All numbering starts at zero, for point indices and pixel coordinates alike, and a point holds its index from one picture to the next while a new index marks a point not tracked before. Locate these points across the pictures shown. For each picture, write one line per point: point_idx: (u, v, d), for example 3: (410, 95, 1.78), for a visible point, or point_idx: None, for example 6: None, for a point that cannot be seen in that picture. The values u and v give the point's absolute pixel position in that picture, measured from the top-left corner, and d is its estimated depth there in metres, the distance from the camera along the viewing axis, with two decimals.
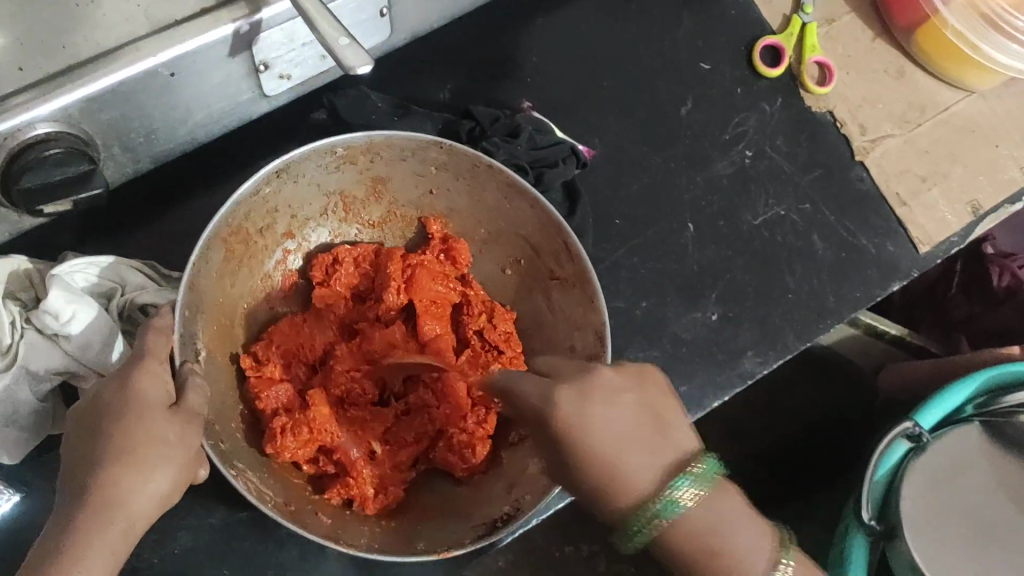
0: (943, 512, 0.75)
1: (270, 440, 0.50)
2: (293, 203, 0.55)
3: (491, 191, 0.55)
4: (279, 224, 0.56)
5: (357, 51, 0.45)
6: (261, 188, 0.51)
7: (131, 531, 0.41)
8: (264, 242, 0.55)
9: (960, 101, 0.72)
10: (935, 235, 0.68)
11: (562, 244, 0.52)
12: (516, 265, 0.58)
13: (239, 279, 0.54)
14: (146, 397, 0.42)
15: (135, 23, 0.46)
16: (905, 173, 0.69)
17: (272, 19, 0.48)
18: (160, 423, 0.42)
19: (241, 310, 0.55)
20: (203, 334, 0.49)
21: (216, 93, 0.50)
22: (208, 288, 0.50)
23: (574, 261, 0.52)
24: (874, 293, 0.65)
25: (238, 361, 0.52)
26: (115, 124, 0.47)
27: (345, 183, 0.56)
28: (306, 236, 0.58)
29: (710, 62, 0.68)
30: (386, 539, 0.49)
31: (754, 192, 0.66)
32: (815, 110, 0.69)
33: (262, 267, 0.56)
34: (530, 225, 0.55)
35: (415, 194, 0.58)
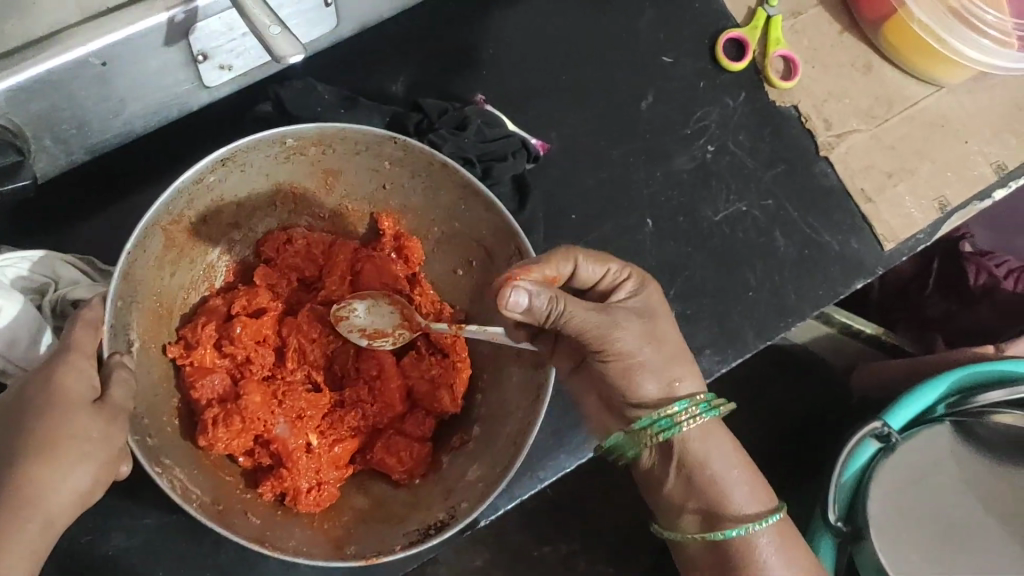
0: (909, 509, 0.74)
1: (203, 432, 0.49)
2: (241, 193, 0.53)
3: (446, 191, 0.52)
4: (226, 215, 0.54)
5: (291, 41, 0.43)
6: (205, 175, 0.49)
7: (49, 528, 0.40)
8: (209, 232, 0.54)
9: (929, 96, 0.71)
10: (901, 232, 0.67)
11: (516, 249, 0.50)
12: (473, 267, 0.56)
13: (180, 270, 0.53)
14: (69, 392, 0.42)
15: (65, 10, 0.45)
16: (871, 168, 0.68)
17: (208, 8, 0.47)
18: (83, 419, 0.42)
19: (181, 299, 0.54)
20: (136, 325, 0.48)
21: (153, 83, 0.49)
22: (144, 277, 0.49)
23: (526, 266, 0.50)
24: (836, 291, 0.64)
25: (175, 353, 0.51)
26: (45, 114, 0.46)
27: (295, 176, 0.54)
28: (252, 226, 0.57)
29: (672, 55, 0.67)
30: (317, 541, 0.48)
31: (715, 188, 0.65)
32: (779, 105, 0.68)
33: (204, 257, 0.55)
34: (485, 227, 0.52)
35: (369, 189, 0.56)
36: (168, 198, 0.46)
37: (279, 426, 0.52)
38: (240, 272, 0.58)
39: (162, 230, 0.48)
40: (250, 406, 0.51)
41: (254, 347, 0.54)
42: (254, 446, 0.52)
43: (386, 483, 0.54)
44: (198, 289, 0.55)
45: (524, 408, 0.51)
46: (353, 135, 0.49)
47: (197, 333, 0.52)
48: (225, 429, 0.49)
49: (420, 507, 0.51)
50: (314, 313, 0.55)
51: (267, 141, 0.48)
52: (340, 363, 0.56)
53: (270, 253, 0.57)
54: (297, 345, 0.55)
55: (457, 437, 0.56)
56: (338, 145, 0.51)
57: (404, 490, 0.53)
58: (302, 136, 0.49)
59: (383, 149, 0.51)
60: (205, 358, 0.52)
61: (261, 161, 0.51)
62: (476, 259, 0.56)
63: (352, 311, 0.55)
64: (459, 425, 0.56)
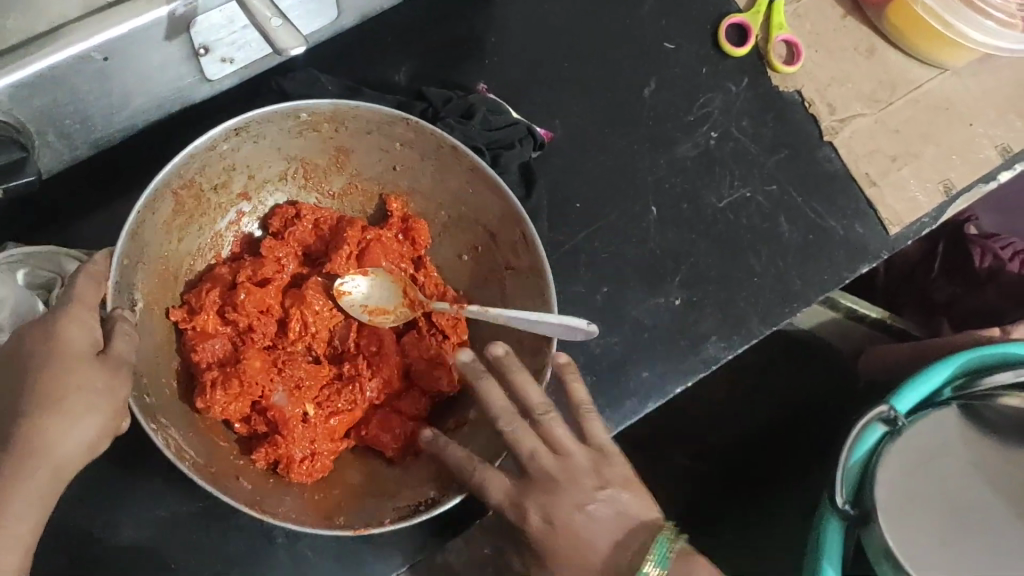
0: (917, 494, 0.74)
1: (201, 394, 0.49)
2: (252, 161, 0.53)
3: (455, 175, 0.53)
4: (234, 184, 0.54)
5: (290, 32, 0.43)
6: (216, 143, 0.49)
7: (58, 473, 0.43)
8: (216, 199, 0.54)
9: (933, 79, 0.70)
10: (906, 215, 0.66)
11: (522, 236, 0.51)
12: (478, 254, 0.57)
13: (188, 235, 0.53)
14: (69, 348, 0.43)
15: (65, 4, 0.45)
16: (875, 152, 0.67)
17: (208, 0, 0.47)
18: (84, 373, 0.43)
19: (186, 265, 0.54)
20: (142, 285, 0.49)
21: (155, 76, 0.49)
22: (152, 240, 0.50)
23: (531, 255, 0.51)
24: (841, 276, 0.64)
25: (179, 317, 0.51)
26: (47, 110, 0.46)
27: (306, 151, 0.54)
28: (260, 198, 0.57)
29: (675, 42, 0.67)
30: (307, 511, 0.49)
31: (718, 174, 0.65)
32: (782, 89, 0.68)
33: (212, 224, 0.55)
34: (491, 213, 0.53)
35: (378, 169, 0.56)
36: (172, 169, 0.47)
37: (277, 394, 0.52)
38: (248, 241, 0.58)
39: (172, 194, 0.49)
40: (249, 371, 0.51)
41: (257, 317, 0.53)
42: (251, 412, 0.52)
43: (380, 460, 0.54)
44: (205, 256, 0.55)
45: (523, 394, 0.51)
46: (364, 114, 0.49)
47: (202, 299, 0.52)
48: (223, 392, 0.49)
49: (411, 484, 0.51)
50: (319, 285, 0.55)
51: (280, 113, 0.48)
52: (343, 338, 0.56)
53: (278, 226, 0.57)
54: (299, 315, 0.54)
55: (453, 420, 0.55)
56: (350, 122, 0.51)
57: (396, 468, 0.53)
58: (316, 112, 0.49)
59: (394, 128, 0.51)
60: (209, 323, 0.52)
61: (274, 133, 0.51)
62: (482, 243, 0.56)
63: (353, 286, 0.55)
64: (456, 407, 0.56)
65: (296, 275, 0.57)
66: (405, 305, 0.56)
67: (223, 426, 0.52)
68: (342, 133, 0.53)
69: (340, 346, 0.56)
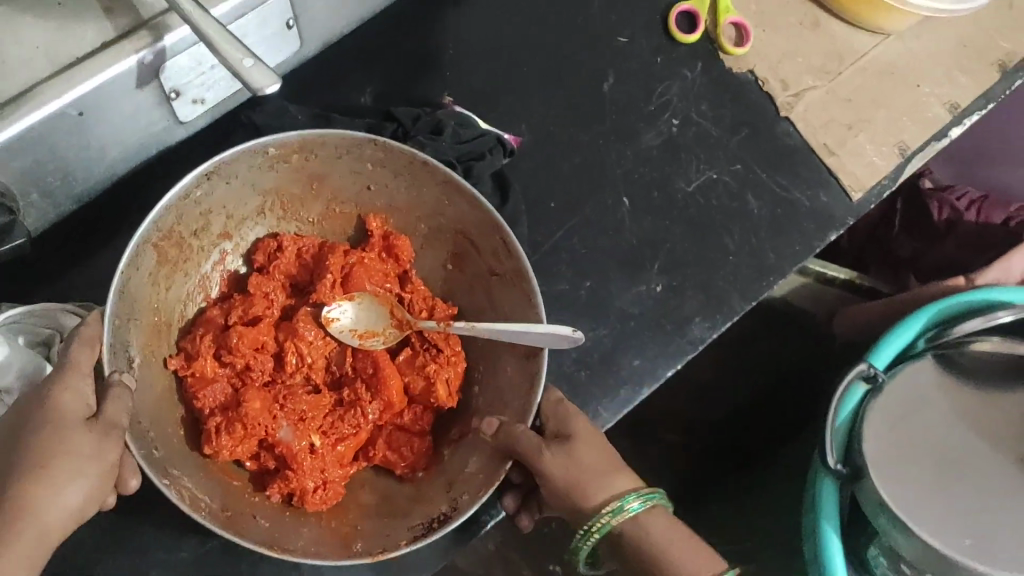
0: (903, 444, 0.76)
1: (208, 441, 0.51)
2: (228, 202, 0.54)
3: (430, 188, 0.54)
4: (215, 226, 0.55)
5: (260, 69, 0.44)
6: (192, 190, 0.50)
7: (45, 540, 0.42)
8: (199, 243, 0.55)
9: (877, 45, 0.73)
10: (866, 180, 0.69)
11: (502, 243, 0.52)
12: (461, 262, 0.57)
13: (176, 283, 0.54)
14: (63, 409, 0.43)
15: (35, 65, 0.46)
16: (830, 122, 0.70)
17: (176, 45, 0.48)
18: (76, 436, 0.43)
19: (178, 312, 0.55)
20: (137, 340, 0.50)
21: (130, 126, 0.50)
22: (140, 295, 0.50)
23: (513, 262, 0.52)
24: (812, 245, 0.66)
25: (177, 366, 0.52)
26: (29, 171, 0.47)
27: (281, 183, 0.55)
28: (242, 235, 0.57)
29: (628, 35, 0.68)
30: (326, 540, 0.50)
31: (684, 160, 0.66)
32: (735, 71, 0.69)
33: (198, 268, 0.56)
34: (470, 221, 0.54)
35: (354, 190, 0.57)
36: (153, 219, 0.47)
37: (282, 430, 0.52)
38: (237, 278, 0.59)
39: (152, 246, 0.49)
40: (251, 412, 0.52)
41: (253, 355, 0.54)
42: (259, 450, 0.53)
43: (390, 477, 0.56)
44: (195, 300, 0.56)
45: (517, 397, 0.52)
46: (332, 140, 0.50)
47: (196, 345, 0.53)
48: (228, 437, 0.50)
49: (424, 500, 0.52)
50: (309, 316, 0.55)
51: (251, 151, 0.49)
52: (340, 363, 0.57)
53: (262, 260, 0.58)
54: (294, 346, 0.55)
55: (456, 430, 0.56)
56: (319, 150, 0.52)
57: (408, 484, 0.54)
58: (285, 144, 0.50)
59: (363, 150, 0.52)
60: (206, 368, 0.53)
61: (246, 171, 0.52)
62: (464, 252, 0.57)
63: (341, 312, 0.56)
64: (457, 417, 0.57)
65: (285, 307, 0.58)
66: (393, 326, 0.57)
67: (235, 465, 0.54)
68: (313, 162, 0.54)
69: (338, 371, 0.57)
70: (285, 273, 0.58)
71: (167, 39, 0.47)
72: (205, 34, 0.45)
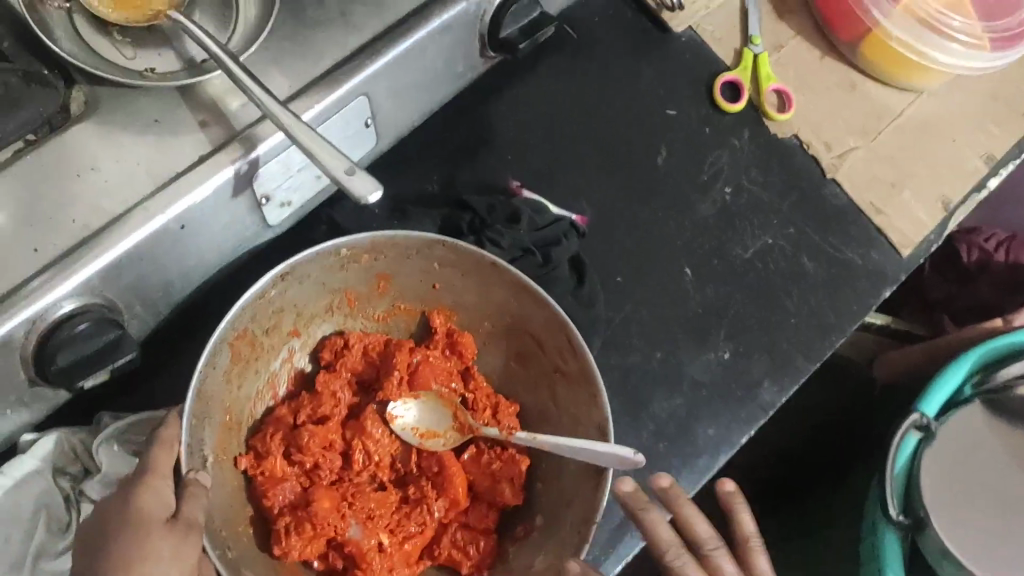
0: (963, 489, 0.77)
1: (277, 541, 0.50)
2: (299, 301, 0.55)
3: (498, 287, 0.54)
4: (285, 323, 0.56)
5: (355, 177, 0.46)
6: (266, 291, 0.51)
7: None
8: (271, 341, 0.56)
9: (912, 102, 0.75)
10: (914, 236, 0.70)
11: (569, 340, 0.52)
12: (524, 359, 0.58)
13: (246, 380, 0.54)
14: (145, 514, 0.44)
15: (137, 181, 0.47)
16: (875, 181, 0.72)
17: (269, 153, 0.49)
18: (154, 538, 0.44)
19: (248, 410, 0.55)
20: (210, 441, 0.50)
21: (225, 233, 0.51)
22: (215, 394, 0.50)
23: (579, 357, 0.51)
24: (868, 303, 0.68)
25: (247, 464, 0.53)
26: (134, 285, 0.48)
27: (348, 282, 0.56)
28: (310, 332, 0.58)
29: (676, 107, 0.70)
30: None
31: (740, 227, 0.68)
32: (781, 136, 0.71)
33: (268, 365, 0.56)
34: (536, 320, 0.54)
35: (419, 289, 0.58)
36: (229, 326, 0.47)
37: (351, 529, 0.52)
38: (306, 375, 0.59)
39: (228, 345, 0.50)
40: (321, 512, 0.51)
41: (323, 453, 0.54)
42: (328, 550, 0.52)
43: None
44: (263, 399, 0.57)
45: (585, 492, 0.51)
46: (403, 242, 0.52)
47: (267, 443, 0.53)
48: (298, 536, 0.50)
49: None
50: (376, 413, 0.56)
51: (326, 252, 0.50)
52: (405, 462, 0.57)
53: (329, 358, 0.58)
54: (362, 444, 0.55)
55: (521, 529, 0.55)
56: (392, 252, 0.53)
57: None
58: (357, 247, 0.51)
59: (434, 252, 0.54)
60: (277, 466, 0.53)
61: (317, 272, 0.54)
62: (530, 349, 0.56)
63: (403, 410, 0.57)
64: (521, 515, 0.56)
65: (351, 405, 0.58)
66: (455, 428, 0.57)
67: (302, 567, 0.53)
68: (382, 262, 0.55)
69: (405, 470, 0.57)
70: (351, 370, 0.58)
71: (260, 147, 0.49)
72: (298, 136, 0.46)
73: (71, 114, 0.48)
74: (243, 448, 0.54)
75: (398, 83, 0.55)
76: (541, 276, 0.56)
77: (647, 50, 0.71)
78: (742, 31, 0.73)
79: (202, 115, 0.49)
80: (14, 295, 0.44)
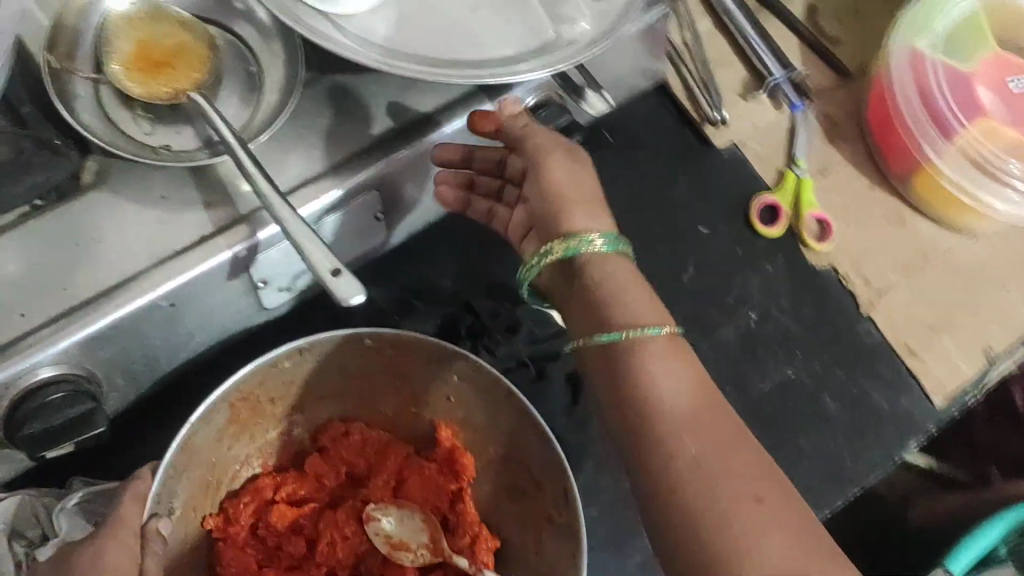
0: None
1: None
2: (307, 379, 0.54)
3: (506, 410, 0.52)
4: (288, 398, 0.55)
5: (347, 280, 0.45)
6: (279, 362, 0.50)
7: None
8: (270, 411, 0.55)
9: (964, 245, 0.71)
10: (950, 385, 0.67)
11: (564, 488, 0.49)
12: (518, 494, 0.54)
13: (238, 443, 0.54)
14: None
15: (135, 256, 0.48)
16: (915, 323, 0.68)
17: (269, 240, 0.49)
18: None
19: (231, 472, 0.54)
20: (182, 495, 0.50)
21: (218, 313, 0.51)
22: (200, 450, 0.50)
23: (570, 507, 0.49)
24: (891, 453, 0.64)
25: (212, 524, 0.53)
26: (116, 357, 0.48)
27: (363, 369, 0.54)
28: (315, 411, 0.57)
29: (709, 226, 0.69)
30: None
31: (761, 357, 0.65)
32: (818, 267, 0.69)
33: (264, 434, 0.55)
34: (536, 457, 0.51)
35: (431, 398, 0.56)
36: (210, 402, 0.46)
37: None
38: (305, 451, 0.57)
39: (229, 404, 0.50)
40: None
41: (285, 534, 0.52)
42: None
43: None
44: (251, 465, 0.56)
45: None
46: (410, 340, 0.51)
47: (238, 509, 0.53)
48: None
49: None
50: (352, 511, 0.53)
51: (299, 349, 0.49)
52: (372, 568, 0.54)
53: (326, 444, 0.56)
54: (329, 540, 0.52)
55: None
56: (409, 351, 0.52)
57: None
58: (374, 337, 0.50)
59: (450, 361, 0.52)
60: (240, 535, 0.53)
61: (327, 354, 0.52)
62: (528, 487, 0.53)
63: (385, 516, 0.53)
64: None
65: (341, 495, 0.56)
66: (429, 549, 0.53)
67: None
68: (397, 359, 0.53)
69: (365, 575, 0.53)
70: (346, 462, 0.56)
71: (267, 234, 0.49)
72: (290, 231, 0.46)
73: (82, 182, 0.49)
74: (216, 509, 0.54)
75: (414, 179, 0.55)
76: (534, 388, 0.58)
77: (689, 163, 0.71)
78: (788, 149, 0.72)
79: (208, 195, 0.50)
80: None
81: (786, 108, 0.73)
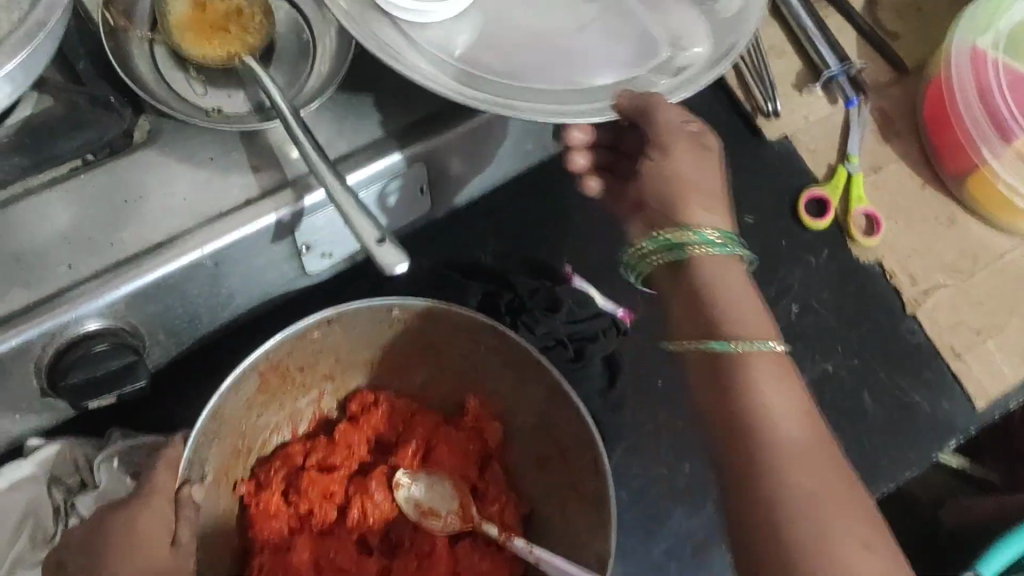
0: None
1: None
2: (340, 347, 0.54)
3: (536, 385, 0.52)
4: (321, 366, 0.55)
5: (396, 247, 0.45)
6: (308, 331, 0.51)
7: None
8: (302, 379, 0.55)
9: (1015, 249, 0.70)
10: (992, 390, 0.66)
11: (593, 459, 0.49)
12: (545, 465, 0.55)
13: (268, 410, 0.54)
14: (136, 535, 0.45)
15: (181, 216, 0.48)
16: (960, 324, 0.67)
17: (313, 206, 0.50)
18: (143, 562, 0.44)
19: (261, 439, 0.55)
20: (214, 460, 0.51)
21: (261, 275, 0.52)
22: (233, 417, 0.51)
23: (599, 480, 0.49)
24: (928, 454, 0.63)
25: (244, 489, 0.53)
26: (159, 314, 0.49)
27: (393, 341, 0.55)
28: (345, 379, 0.57)
29: (755, 216, 0.68)
30: None
31: (800, 349, 0.65)
32: (862, 261, 0.68)
33: (293, 402, 0.55)
34: (567, 431, 0.51)
35: (461, 368, 0.56)
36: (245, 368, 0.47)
37: None
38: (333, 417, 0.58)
39: (259, 372, 0.50)
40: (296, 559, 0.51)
41: (319, 501, 0.52)
42: None
43: None
44: (282, 431, 0.56)
45: None
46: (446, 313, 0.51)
47: (269, 475, 0.53)
48: None
49: None
50: (382, 477, 0.54)
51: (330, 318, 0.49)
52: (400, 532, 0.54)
53: (354, 412, 0.56)
54: (359, 506, 0.53)
55: None
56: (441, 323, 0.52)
57: None
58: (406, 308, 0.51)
59: (481, 334, 0.52)
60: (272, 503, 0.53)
61: (360, 325, 0.52)
62: (554, 458, 0.54)
63: (410, 486, 0.54)
64: None
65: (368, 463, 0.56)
66: (457, 515, 0.53)
67: None
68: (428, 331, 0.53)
69: (396, 539, 0.54)
70: (374, 429, 0.56)
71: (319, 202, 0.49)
72: (335, 197, 0.46)
73: (133, 140, 0.49)
74: (247, 473, 0.54)
75: (462, 153, 0.55)
76: (571, 371, 0.58)
77: (738, 152, 0.70)
78: (840, 149, 0.71)
79: (256, 159, 0.50)
80: (42, 305, 0.45)
81: (841, 102, 0.72)
